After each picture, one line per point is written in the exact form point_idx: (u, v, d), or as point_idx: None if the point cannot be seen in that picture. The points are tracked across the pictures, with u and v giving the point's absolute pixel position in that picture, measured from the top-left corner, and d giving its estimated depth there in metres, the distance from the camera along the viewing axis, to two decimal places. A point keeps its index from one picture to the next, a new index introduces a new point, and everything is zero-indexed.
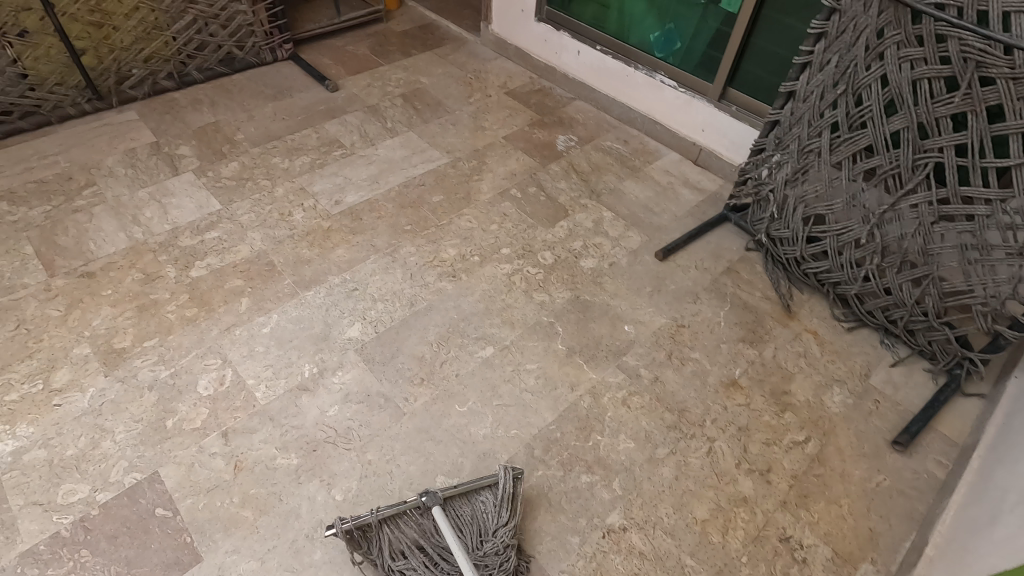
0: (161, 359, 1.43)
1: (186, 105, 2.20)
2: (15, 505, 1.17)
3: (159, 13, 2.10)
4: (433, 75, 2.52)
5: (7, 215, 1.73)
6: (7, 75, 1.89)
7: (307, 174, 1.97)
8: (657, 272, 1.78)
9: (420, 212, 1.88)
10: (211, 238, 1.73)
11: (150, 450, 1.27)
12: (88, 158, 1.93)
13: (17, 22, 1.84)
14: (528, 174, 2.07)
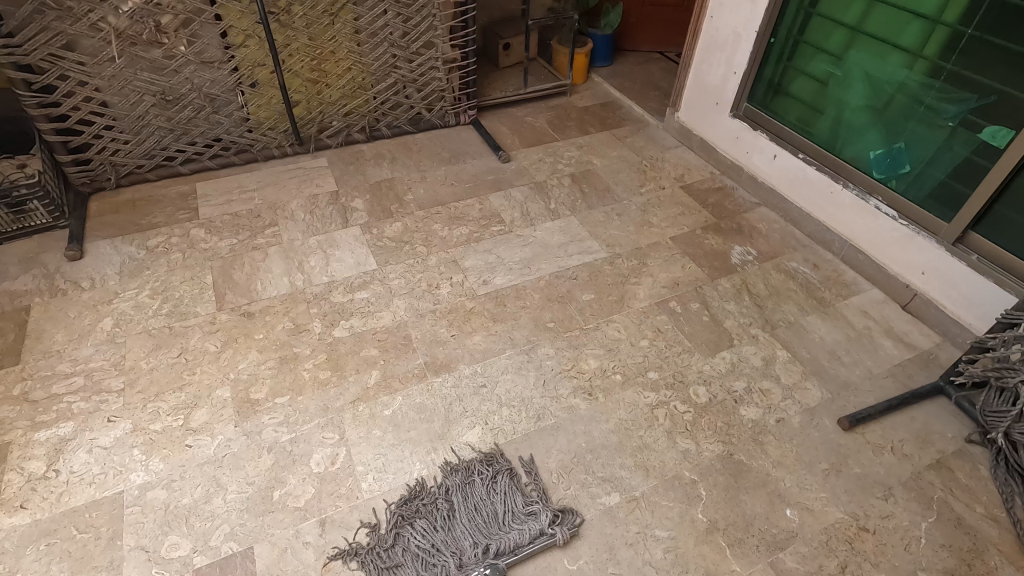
0: (287, 420, 1.43)
1: (370, 158, 2.33)
2: (127, 545, 1.20)
3: (367, 75, 2.26)
4: (606, 157, 2.42)
5: (201, 243, 1.91)
6: (234, 117, 2.13)
7: (462, 247, 1.95)
8: (837, 445, 1.44)
9: (567, 310, 1.75)
10: (360, 299, 1.75)
11: (252, 521, 1.25)
12: (277, 198, 2.10)
13: (252, 74, 2.06)
14: (692, 286, 1.85)
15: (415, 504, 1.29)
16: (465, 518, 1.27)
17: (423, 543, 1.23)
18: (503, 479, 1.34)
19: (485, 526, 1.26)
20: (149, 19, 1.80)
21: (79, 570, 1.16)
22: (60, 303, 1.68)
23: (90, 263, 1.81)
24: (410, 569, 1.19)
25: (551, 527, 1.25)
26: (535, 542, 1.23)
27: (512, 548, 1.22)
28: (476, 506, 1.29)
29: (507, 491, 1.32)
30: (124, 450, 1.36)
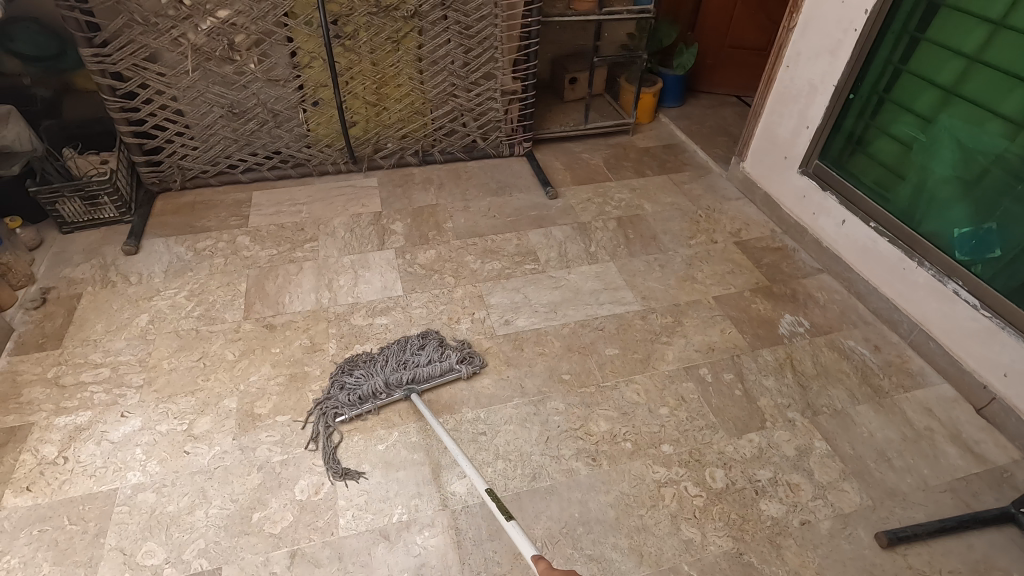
0: (283, 440, 1.43)
1: (419, 183, 2.35)
2: (107, 543, 1.23)
3: (425, 101, 2.29)
4: (659, 203, 2.31)
5: (244, 250, 1.98)
6: (295, 133, 2.21)
7: (490, 282, 1.91)
8: (871, 564, 1.25)
9: (586, 362, 1.66)
10: (379, 323, 1.74)
11: (226, 539, 1.24)
12: (323, 214, 2.15)
13: (314, 94, 2.14)
14: (728, 353, 1.70)
15: (355, 367, 1.56)
16: (389, 360, 1.56)
17: (354, 378, 1.52)
18: (419, 342, 1.63)
19: (404, 361, 1.57)
20: (224, 37, 1.91)
21: (60, 562, 1.19)
22: (108, 295, 1.80)
23: (142, 260, 1.93)
24: (344, 400, 1.46)
25: (458, 365, 1.57)
26: (445, 373, 1.56)
27: (426, 378, 1.53)
28: (398, 352, 1.59)
29: (421, 343, 1.62)
30: (127, 446, 1.40)
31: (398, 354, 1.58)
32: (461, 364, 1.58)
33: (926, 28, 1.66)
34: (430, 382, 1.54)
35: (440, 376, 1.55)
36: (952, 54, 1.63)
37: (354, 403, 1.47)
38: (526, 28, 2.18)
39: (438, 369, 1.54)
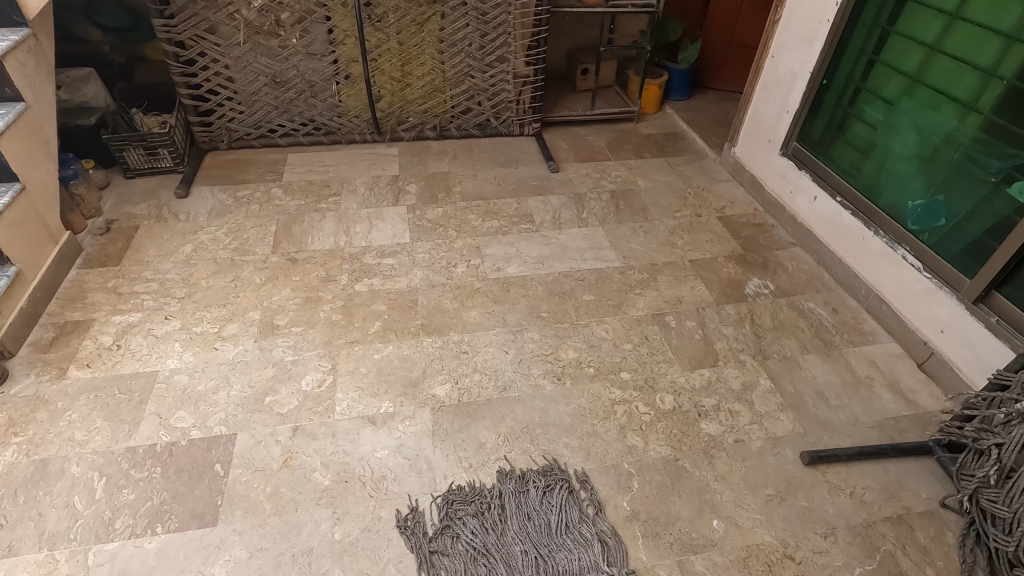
0: (295, 345, 1.69)
1: (434, 153, 2.60)
2: (148, 409, 1.50)
3: (444, 79, 2.55)
4: (653, 180, 2.50)
5: (276, 200, 2.27)
6: (328, 103, 2.50)
7: (488, 237, 2.13)
8: (792, 475, 1.42)
9: (564, 304, 1.86)
10: (386, 264, 1.99)
11: (243, 414, 1.50)
12: (347, 174, 2.43)
13: (346, 69, 2.42)
14: (694, 306, 1.88)
15: (475, 535, 1.28)
16: (522, 537, 1.28)
17: (480, 543, 1.27)
18: (559, 515, 1.32)
19: (541, 543, 1.27)
20: (272, 14, 2.21)
21: (111, 418, 1.47)
22: (161, 228, 2.10)
23: (190, 202, 2.23)
24: (462, 556, 1.25)
25: (607, 566, 1.23)
26: (587, 574, 1.23)
27: (558, 569, 1.23)
28: (530, 515, 1.32)
29: (562, 518, 1.32)
30: (168, 341, 1.68)
31: (559, 539, 1.28)
32: (610, 564, 1.24)
33: (895, 21, 1.80)
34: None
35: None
36: (915, 43, 1.76)
37: (462, 555, 1.25)
38: (537, 16, 2.42)
39: (578, 567, 1.23)
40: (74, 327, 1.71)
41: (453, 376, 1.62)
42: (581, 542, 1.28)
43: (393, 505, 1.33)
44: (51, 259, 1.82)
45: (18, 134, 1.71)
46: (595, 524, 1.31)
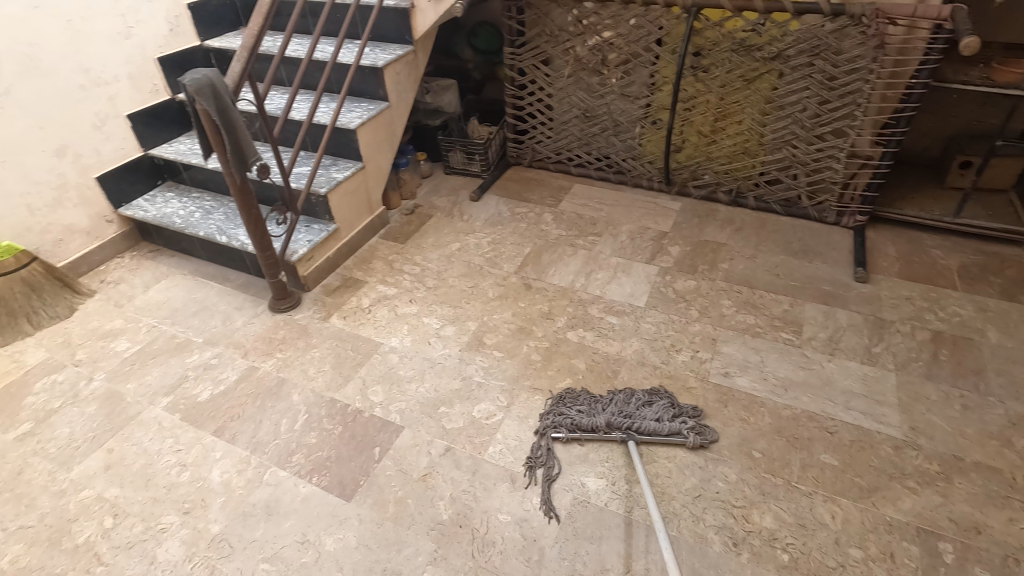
0: (488, 368, 1.73)
1: (718, 219, 2.32)
2: (360, 372, 1.74)
3: (758, 143, 2.24)
4: (1015, 338, 1.74)
5: (543, 224, 2.36)
6: (627, 144, 2.46)
7: (733, 332, 1.80)
8: None
9: (788, 453, 1.45)
10: (608, 321, 1.87)
11: (418, 412, 1.61)
12: (618, 218, 2.37)
13: (655, 114, 2.35)
14: (1000, 550, 1.24)
15: (575, 398, 1.58)
16: (614, 403, 1.56)
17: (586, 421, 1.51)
18: (645, 395, 1.59)
19: (625, 406, 1.55)
20: (601, 53, 2.27)
21: (335, 367, 1.76)
22: (446, 222, 2.41)
23: (477, 207, 2.50)
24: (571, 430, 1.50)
25: (688, 434, 1.47)
26: (668, 435, 1.48)
27: (648, 430, 1.48)
28: (623, 402, 1.56)
29: (647, 399, 1.57)
30: (402, 321, 1.92)
31: (637, 401, 1.57)
32: (690, 432, 1.48)
33: None
34: (651, 436, 1.48)
35: (664, 436, 1.48)
36: None
37: (572, 430, 1.51)
38: (907, 91, 1.89)
39: (665, 427, 1.47)
40: (352, 283, 2.10)
41: (613, 472, 1.43)
42: (652, 400, 1.57)
43: None
44: (364, 225, 2.26)
45: (374, 126, 2.16)
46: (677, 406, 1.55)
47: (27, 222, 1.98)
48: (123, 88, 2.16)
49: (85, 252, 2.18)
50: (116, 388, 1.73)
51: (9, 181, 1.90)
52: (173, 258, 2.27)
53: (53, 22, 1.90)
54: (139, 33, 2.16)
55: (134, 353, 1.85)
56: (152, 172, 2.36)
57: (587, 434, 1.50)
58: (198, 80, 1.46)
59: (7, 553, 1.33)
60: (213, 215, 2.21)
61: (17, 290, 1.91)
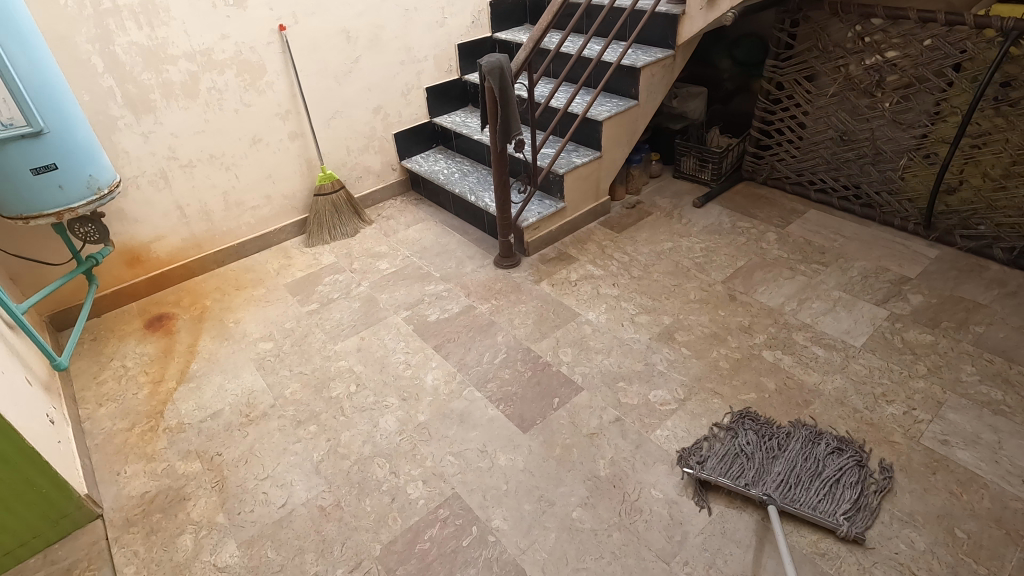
0: (673, 361, 1.79)
1: (984, 276, 1.99)
2: (556, 333, 1.94)
3: None
4: None
5: (764, 243, 2.29)
6: (884, 175, 2.23)
7: (968, 401, 1.57)
8: None
9: (1003, 547, 1.25)
10: (813, 351, 1.78)
11: (598, 380, 1.75)
12: (852, 252, 2.18)
13: (931, 146, 2.10)
14: None
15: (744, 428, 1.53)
16: (785, 447, 1.46)
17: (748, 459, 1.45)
18: (824, 450, 1.45)
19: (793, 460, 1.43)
20: (878, 74, 2.09)
21: (536, 323, 2.00)
22: (663, 221, 2.49)
23: (697, 213, 2.52)
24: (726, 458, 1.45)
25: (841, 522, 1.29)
26: (822, 513, 1.31)
27: (802, 498, 1.35)
28: (796, 448, 1.46)
29: (823, 457, 1.43)
30: (602, 300, 2.07)
31: (804, 469, 1.41)
32: (845, 521, 1.30)
33: None
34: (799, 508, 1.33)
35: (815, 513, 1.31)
36: None
37: (717, 465, 1.43)
38: None
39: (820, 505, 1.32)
40: (566, 258, 2.32)
41: None
42: (820, 474, 1.39)
43: (628, 536, 1.34)
44: (587, 208, 2.47)
45: (619, 121, 2.34)
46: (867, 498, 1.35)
47: (345, 159, 2.62)
48: (428, 66, 2.69)
49: (373, 190, 2.78)
50: (374, 295, 2.21)
51: (342, 127, 2.54)
52: (430, 207, 2.76)
53: (397, 10, 2.46)
54: (450, 23, 2.66)
55: (391, 272, 2.33)
56: (432, 137, 2.89)
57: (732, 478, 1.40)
58: (493, 62, 1.78)
59: (290, 386, 1.84)
60: (468, 178, 2.63)
61: (328, 207, 2.54)
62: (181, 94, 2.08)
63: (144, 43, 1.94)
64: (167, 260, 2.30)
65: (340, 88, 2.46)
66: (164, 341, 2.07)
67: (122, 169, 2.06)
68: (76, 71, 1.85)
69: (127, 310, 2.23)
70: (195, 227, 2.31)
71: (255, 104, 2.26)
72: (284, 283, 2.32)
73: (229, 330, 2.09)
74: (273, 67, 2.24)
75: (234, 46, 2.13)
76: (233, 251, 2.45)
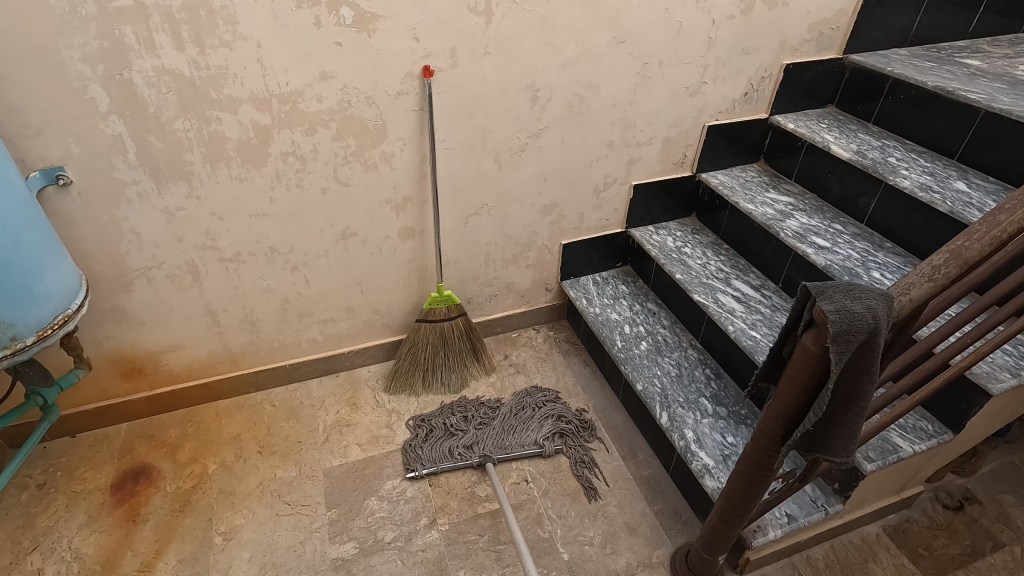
0: None
1: None
2: None
3: None
4: None
5: None
6: None
7: None
8: None
9: None
10: None
11: None
12: None
13: None
14: None
15: (441, 413, 1.58)
16: (483, 421, 1.55)
17: (454, 432, 1.52)
18: (515, 403, 1.61)
19: (494, 424, 1.55)
20: None
21: None
22: None
23: None
24: (437, 438, 1.50)
25: (546, 443, 1.50)
26: (524, 450, 1.48)
27: (507, 452, 1.47)
28: (491, 415, 1.57)
29: (519, 409, 1.58)
30: None
31: (503, 419, 1.56)
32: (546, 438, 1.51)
33: None
34: (509, 455, 1.47)
35: (523, 450, 1.48)
36: None
37: (444, 458, 1.46)
38: None
39: (525, 443, 1.48)
40: None
41: None
42: (521, 424, 1.55)
43: None
44: (875, 506, 1.29)
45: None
46: (560, 410, 1.59)
47: (477, 271, 1.67)
48: (651, 153, 1.62)
49: (508, 314, 1.82)
50: (448, 566, 1.26)
51: (486, 228, 1.58)
52: (586, 370, 1.74)
53: (628, 63, 1.41)
54: (707, 90, 1.56)
55: (490, 515, 1.35)
56: (619, 253, 1.83)
57: (451, 462, 1.45)
58: (858, 321, 0.69)
59: None
60: (661, 358, 1.54)
61: (433, 341, 1.63)
62: (237, 157, 1.22)
63: (185, 71, 1.09)
64: (183, 375, 1.53)
65: (498, 173, 1.48)
66: (117, 538, 1.29)
67: (126, 257, 1.27)
68: (61, 107, 1.05)
69: (109, 438, 1.50)
70: (231, 339, 1.51)
71: (355, 184, 1.36)
72: (327, 468, 1.44)
73: (209, 555, 1.27)
74: (398, 133, 1.32)
75: (340, 94, 1.22)
76: (281, 374, 1.63)
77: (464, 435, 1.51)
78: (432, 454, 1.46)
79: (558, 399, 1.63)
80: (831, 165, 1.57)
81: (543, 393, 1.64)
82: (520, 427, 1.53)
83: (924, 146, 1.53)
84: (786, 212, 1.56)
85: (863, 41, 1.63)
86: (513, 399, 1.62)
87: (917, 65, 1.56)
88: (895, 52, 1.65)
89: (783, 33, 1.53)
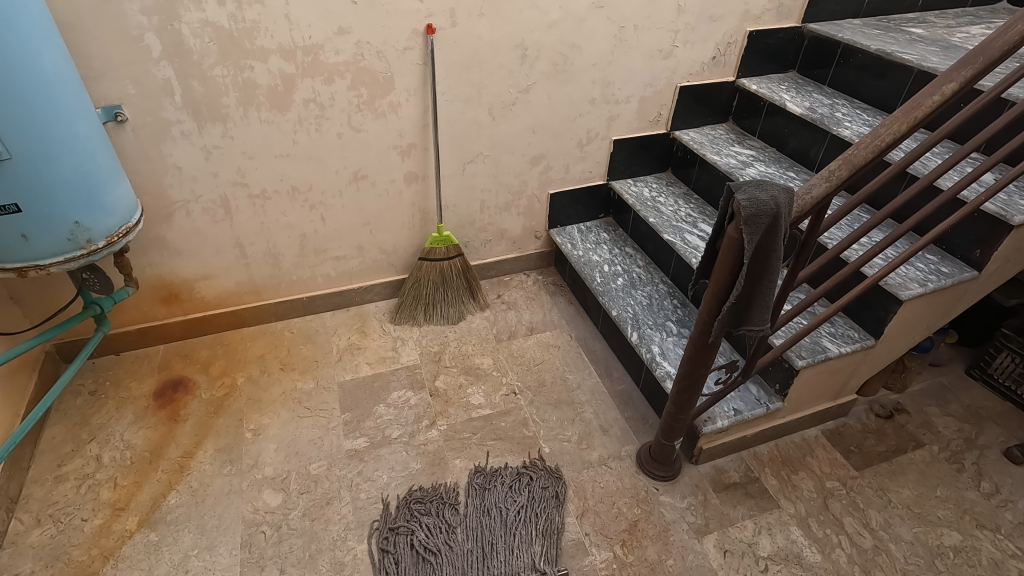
0: None
1: None
2: None
3: None
4: None
5: None
6: None
7: None
8: None
9: None
10: None
11: None
12: None
13: None
14: None
15: (426, 505, 1.35)
16: (468, 530, 1.30)
17: (425, 532, 1.29)
18: (507, 483, 1.40)
19: (490, 532, 1.30)
20: None
21: None
22: (944, 475, 1.44)
23: (1015, 479, 1.43)
24: (410, 542, 1.28)
25: (547, 564, 1.24)
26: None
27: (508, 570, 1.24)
28: (482, 525, 1.31)
29: (513, 519, 1.32)
30: None
31: (494, 530, 1.30)
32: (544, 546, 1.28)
33: None
34: None
35: None
36: None
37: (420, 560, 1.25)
38: None
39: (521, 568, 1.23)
40: (758, 496, 1.39)
41: None
42: (519, 531, 1.30)
43: None
44: (813, 409, 1.50)
45: (933, 300, 1.32)
46: (554, 520, 1.32)
47: (474, 217, 1.87)
48: (629, 110, 1.82)
49: (501, 258, 2.02)
50: (446, 455, 1.47)
51: (481, 175, 1.78)
52: (570, 307, 1.94)
53: (606, 26, 1.61)
54: (679, 54, 1.75)
55: (483, 418, 1.56)
56: (602, 204, 2.04)
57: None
58: (764, 206, 0.89)
59: None
60: (635, 291, 1.75)
61: (433, 277, 1.84)
62: (265, 102, 1.42)
63: (225, 24, 1.28)
64: (213, 303, 1.74)
65: (492, 124, 1.68)
66: (162, 432, 1.50)
67: (169, 190, 1.47)
68: (121, 53, 1.25)
69: (149, 355, 1.71)
70: (256, 270, 1.71)
71: (367, 130, 1.56)
72: (340, 381, 1.65)
73: (241, 446, 1.48)
74: (404, 84, 1.52)
75: (355, 47, 1.41)
76: (298, 306, 1.83)
77: (451, 530, 1.30)
78: (405, 557, 1.25)
79: (557, 496, 1.37)
80: (788, 121, 1.77)
81: (552, 496, 1.37)
82: (517, 540, 1.29)
83: (869, 104, 1.73)
84: (747, 162, 1.76)
85: (819, 11, 1.82)
86: (493, 500, 1.36)
87: (865, 32, 1.75)
88: (849, 22, 1.84)
89: (746, 3, 1.72)
